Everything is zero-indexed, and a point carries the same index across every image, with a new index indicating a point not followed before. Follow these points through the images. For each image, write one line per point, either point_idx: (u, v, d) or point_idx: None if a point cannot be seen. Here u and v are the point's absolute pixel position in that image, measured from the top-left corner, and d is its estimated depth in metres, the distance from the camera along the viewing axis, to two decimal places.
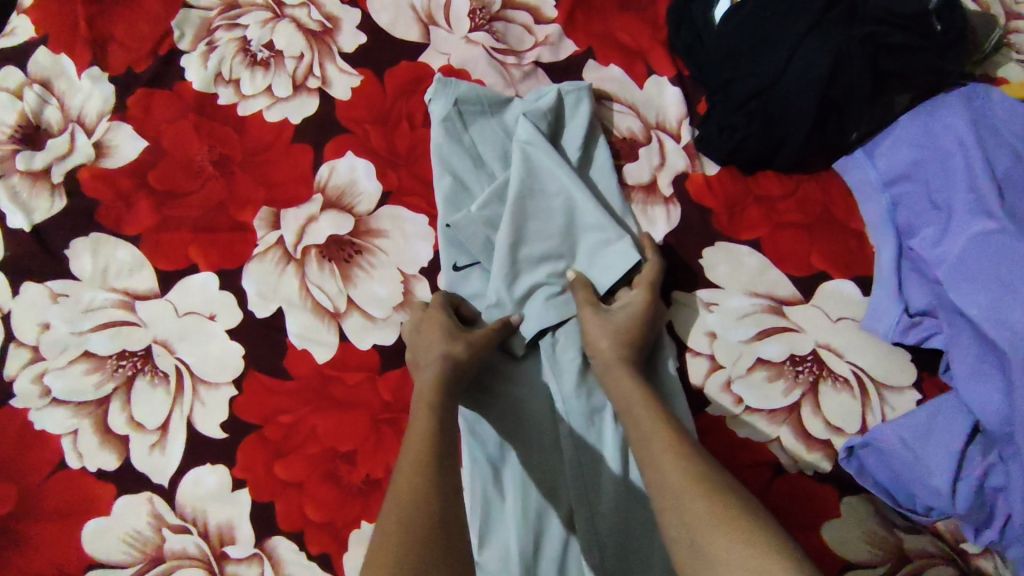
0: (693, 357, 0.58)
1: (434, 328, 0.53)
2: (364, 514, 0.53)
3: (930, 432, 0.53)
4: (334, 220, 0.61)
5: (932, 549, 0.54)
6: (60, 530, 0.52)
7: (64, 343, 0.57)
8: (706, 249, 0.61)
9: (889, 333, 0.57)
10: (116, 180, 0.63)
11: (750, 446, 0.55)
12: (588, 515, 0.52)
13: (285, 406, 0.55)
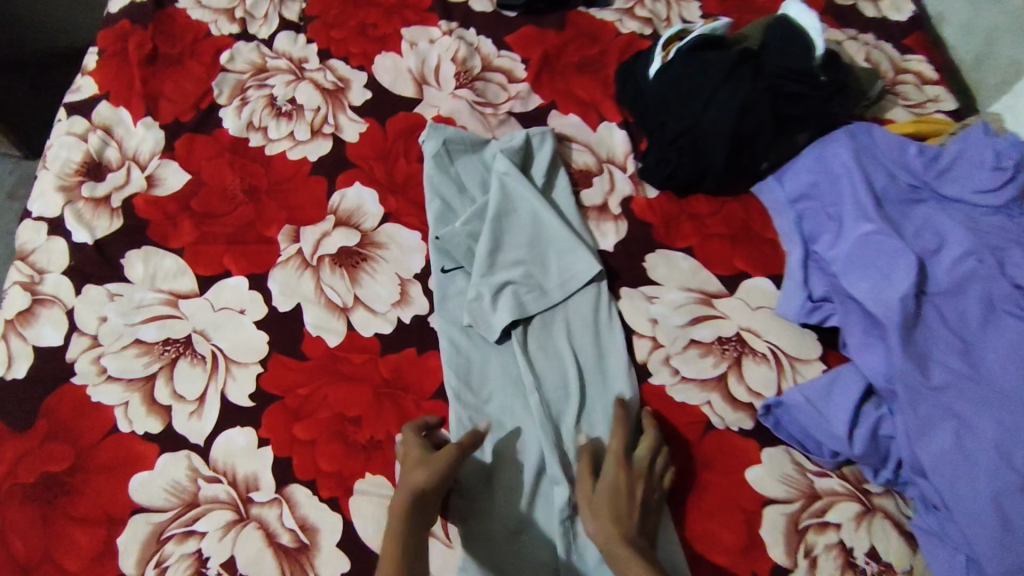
0: (639, 339, 0.70)
1: (413, 464, 0.58)
2: (366, 468, 0.63)
3: (831, 393, 0.65)
4: (344, 235, 0.75)
5: (839, 488, 0.64)
6: (111, 482, 0.62)
7: (119, 332, 0.69)
8: (648, 254, 0.75)
9: (797, 315, 0.70)
10: (164, 204, 0.76)
11: (687, 408, 0.67)
12: (543, 496, 0.62)
13: (303, 380, 0.67)
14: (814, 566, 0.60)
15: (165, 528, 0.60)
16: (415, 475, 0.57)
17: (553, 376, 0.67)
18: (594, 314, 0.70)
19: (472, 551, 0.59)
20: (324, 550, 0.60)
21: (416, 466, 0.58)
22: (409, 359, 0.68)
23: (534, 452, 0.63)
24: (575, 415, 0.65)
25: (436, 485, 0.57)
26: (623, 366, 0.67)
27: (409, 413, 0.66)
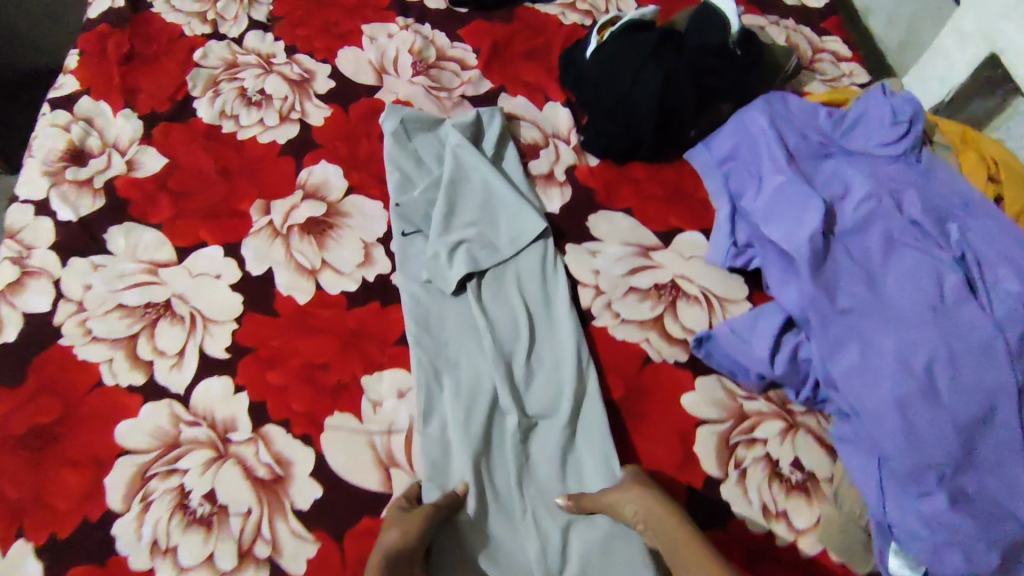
0: (583, 288, 0.77)
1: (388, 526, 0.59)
2: (335, 407, 0.69)
3: (756, 324, 0.72)
4: (311, 206, 0.81)
5: (766, 408, 0.71)
6: (97, 428, 0.67)
7: (103, 298, 0.74)
8: (590, 215, 0.82)
9: (724, 260, 0.78)
10: (144, 185, 0.83)
11: (628, 345, 0.74)
12: (498, 428, 0.68)
13: (275, 333, 0.73)
14: (744, 476, 0.67)
15: (148, 468, 0.65)
16: (389, 535, 0.57)
17: (507, 321, 0.74)
18: (541, 267, 0.77)
19: (433, 473, 0.65)
20: (297, 479, 0.65)
21: (391, 527, 0.58)
22: (374, 312, 0.75)
23: (488, 386, 0.69)
24: (524, 353, 0.72)
25: (411, 545, 0.57)
26: (566, 306, 0.74)
27: (373, 358, 0.72)
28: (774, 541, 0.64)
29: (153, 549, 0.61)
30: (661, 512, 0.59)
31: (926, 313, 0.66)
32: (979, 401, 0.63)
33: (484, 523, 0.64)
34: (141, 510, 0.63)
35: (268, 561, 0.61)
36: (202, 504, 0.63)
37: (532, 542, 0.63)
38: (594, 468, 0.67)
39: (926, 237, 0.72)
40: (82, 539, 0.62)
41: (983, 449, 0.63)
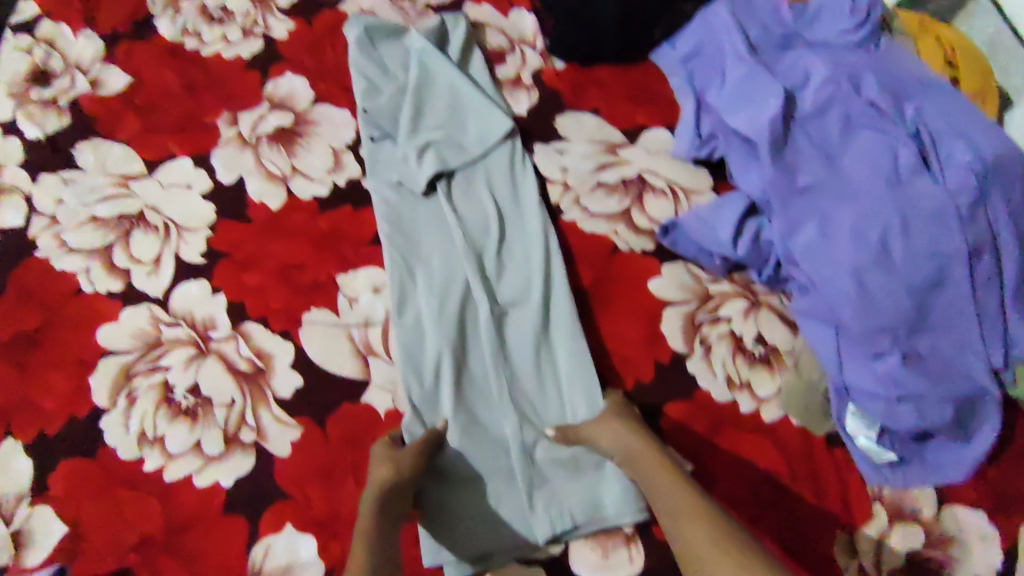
0: (551, 184, 0.79)
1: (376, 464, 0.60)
2: (312, 303, 0.70)
3: (721, 209, 0.74)
4: (279, 117, 0.81)
5: (731, 290, 0.73)
6: (79, 332, 0.69)
7: (75, 211, 0.75)
8: (557, 116, 0.83)
9: (688, 152, 0.80)
10: (109, 102, 0.82)
11: (596, 237, 0.76)
12: (471, 318, 0.69)
13: (249, 238, 0.74)
14: (708, 352, 0.69)
15: (132, 367, 0.67)
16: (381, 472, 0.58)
17: (477, 219, 0.74)
18: (510, 165, 0.78)
19: (409, 360, 0.67)
20: (278, 371, 0.67)
21: (384, 462, 0.59)
22: (346, 215, 0.76)
23: (461, 279, 0.70)
24: (495, 248, 0.73)
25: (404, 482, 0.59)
26: (535, 202, 0.76)
27: (347, 258, 0.73)
28: (738, 409, 0.67)
29: (141, 440, 0.63)
30: (638, 449, 0.60)
31: (882, 187, 0.68)
32: (930, 266, 0.66)
33: (464, 401, 0.66)
34: (127, 405, 0.65)
35: (253, 446, 0.63)
36: (186, 397, 0.65)
37: (510, 422, 0.65)
38: (566, 353, 0.69)
39: (883, 117, 0.73)
40: (70, 434, 0.64)
41: (932, 314, 0.66)
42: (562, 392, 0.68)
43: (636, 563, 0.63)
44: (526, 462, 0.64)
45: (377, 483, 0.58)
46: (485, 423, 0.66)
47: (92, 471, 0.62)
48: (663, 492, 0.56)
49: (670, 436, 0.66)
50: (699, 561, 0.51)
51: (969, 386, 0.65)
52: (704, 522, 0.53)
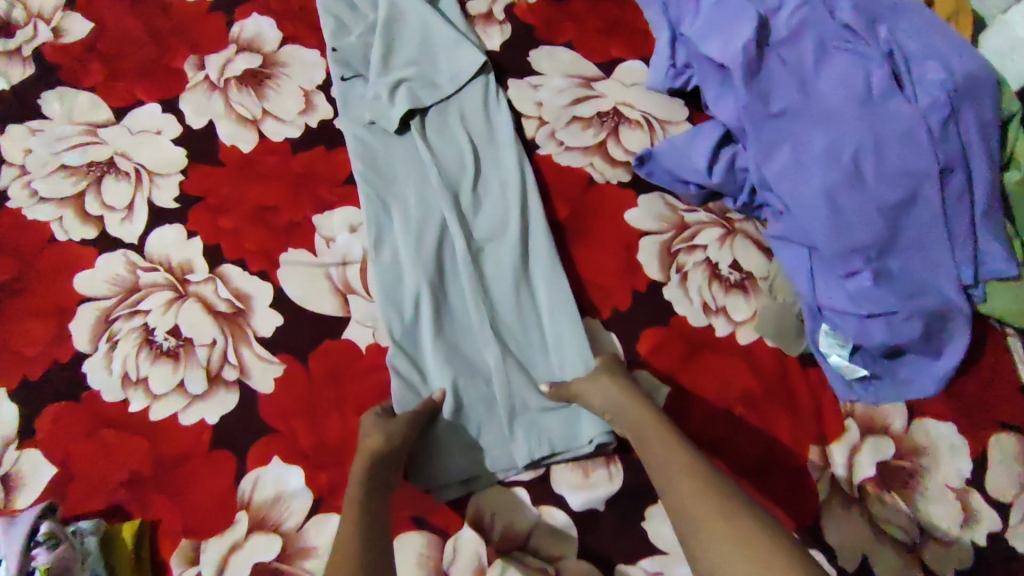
0: (526, 120, 0.78)
1: (368, 434, 0.58)
2: (289, 244, 0.70)
3: (696, 138, 0.74)
4: (247, 59, 0.80)
5: (706, 219, 0.74)
6: (56, 280, 0.68)
7: (44, 161, 0.74)
8: (531, 51, 0.82)
9: (663, 83, 0.79)
10: (71, 50, 0.80)
11: (572, 170, 0.75)
12: (448, 253, 0.69)
13: (222, 182, 0.73)
14: (684, 279, 0.70)
15: (111, 312, 0.67)
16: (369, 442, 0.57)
17: (452, 156, 0.73)
18: (483, 101, 0.77)
19: (386, 295, 0.66)
20: (257, 311, 0.67)
21: (372, 433, 0.58)
22: (319, 156, 0.75)
23: (437, 216, 0.70)
24: (470, 183, 0.72)
25: (394, 450, 0.57)
26: (510, 137, 0.75)
27: (322, 198, 0.73)
28: (714, 333, 0.69)
29: (124, 382, 0.64)
30: (630, 405, 0.58)
31: (855, 108, 0.68)
32: (902, 185, 0.66)
33: (442, 333, 0.65)
34: (108, 349, 0.65)
35: (236, 383, 0.64)
36: (167, 339, 0.65)
37: (491, 352, 0.64)
38: (545, 284, 0.68)
39: (857, 38, 0.73)
40: (53, 380, 0.64)
41: (904, 232, 0.66)
42: (543, 325, 0.67)
43: (617, 482, 0.62)
44: (507, 391, 0.63)
45: (369, 450, 0.56)
46: (465, 357, 0.65)
47: (77, 413, 0.63)
48: (659, 454, 0.55)
49: (648, 359, 0.67)
50: (694, 522, 0.49)
51: (939, 302, 0.66)
52: (698, 481, 0.51)
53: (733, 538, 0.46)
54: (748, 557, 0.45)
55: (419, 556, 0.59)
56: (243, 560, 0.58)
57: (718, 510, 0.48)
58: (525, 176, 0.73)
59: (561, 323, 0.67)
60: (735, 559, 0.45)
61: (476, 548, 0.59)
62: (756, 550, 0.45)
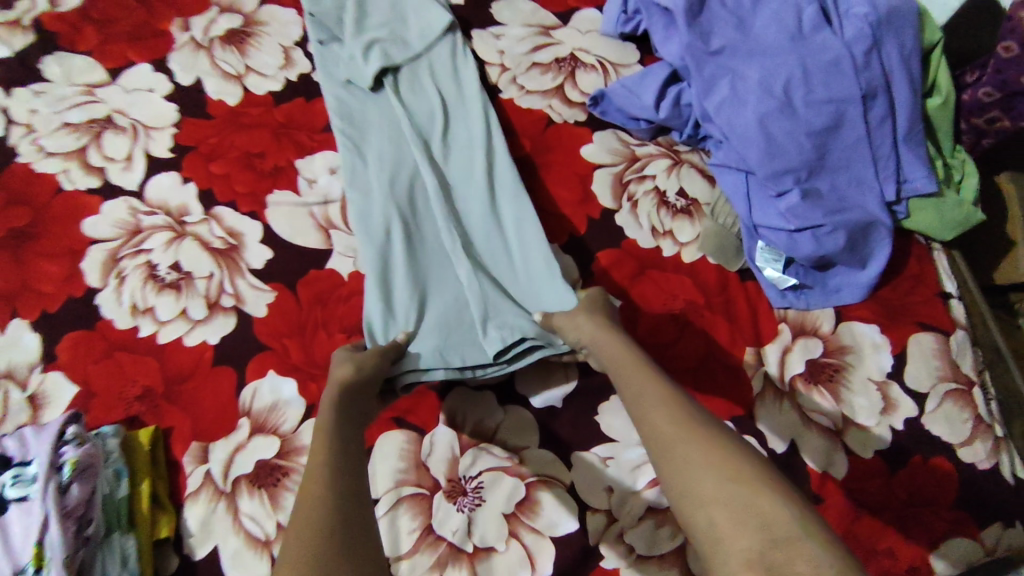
0: (489, 67, 0.84)
1: (339, 363, 0.63)
2: (275, 186, 0.77)
3: (645, 78, 0.81)
4: (229, 20, 0.86)
5: (656, 151, 0.81)
6: (66, 225, 0.76)
7: (48, 119, 0.80)
8: (493, 4, 0.88)
9: (614, 29, 0.86)
10: (67, 18, 0.86)
11: (532, 111, 0.82)
12: (420, 193, 0.75)
13: (212, 133, 0.80)
14: (634, 206, 0.78)
15: (118, 251, 0.74)
16: (341, 370, 0.62)
17: (423, 107, 0.80)
18: (451, 57, 0.83)
19: (361, 229, 0.72)
20: (250, 247, 0.75)
21: (346, 362, 0.63)
22: (300, 107, 0.82)
23: (409, 160, 0.76)
24: (440, 133, 0.78)
25: (366, 376, 0.62)
26: (476, 89, 0.81)
27: (303, 145, 0.80)
28: (662, 254, 0.76)
29: (133, 311, 0.72)
30: (606, 341, 0.63)
31: (786, 42, 0.74)
32: (828, 111, 0.73)
33: (416, 261, 0.72)
34: (117, 283, 0.73)
35: (233, 309, 0.72)
36: (169, 273, 0.73)
37: (463, 269, 0.71)
38: (512, 214, 0.75)
39: None
40: (69, 312, 0.72)
41: (831, 154, 0.73)
42: (511, 251, 0.74)
43: (572, 381, 0.71)
44: (480, 301, 0.69)
45: (340, 378, 0.61)
46: (438, 282, 0.72)
47: (93, 340, 0.71)
48: (639, 383, 0.58)
49: (601, 277, 0.75)
50: (666, 447, 0.52)
51: (864, 215, 0.73)
52: (676, 406, 0.54)
53: (709, 454, 0.49)
54: (723, 473, 0.48)
55: (400, 449, 0.67)
56: (245, 459, 0.67)
57: (694, 431, 0.51)
58: (492, 124, 0.79)
59: (527, 242, 0.73)
60: (712, 472, 0.48)
61: (450, 441, 0.68)
62: (729, 464, 0.49)
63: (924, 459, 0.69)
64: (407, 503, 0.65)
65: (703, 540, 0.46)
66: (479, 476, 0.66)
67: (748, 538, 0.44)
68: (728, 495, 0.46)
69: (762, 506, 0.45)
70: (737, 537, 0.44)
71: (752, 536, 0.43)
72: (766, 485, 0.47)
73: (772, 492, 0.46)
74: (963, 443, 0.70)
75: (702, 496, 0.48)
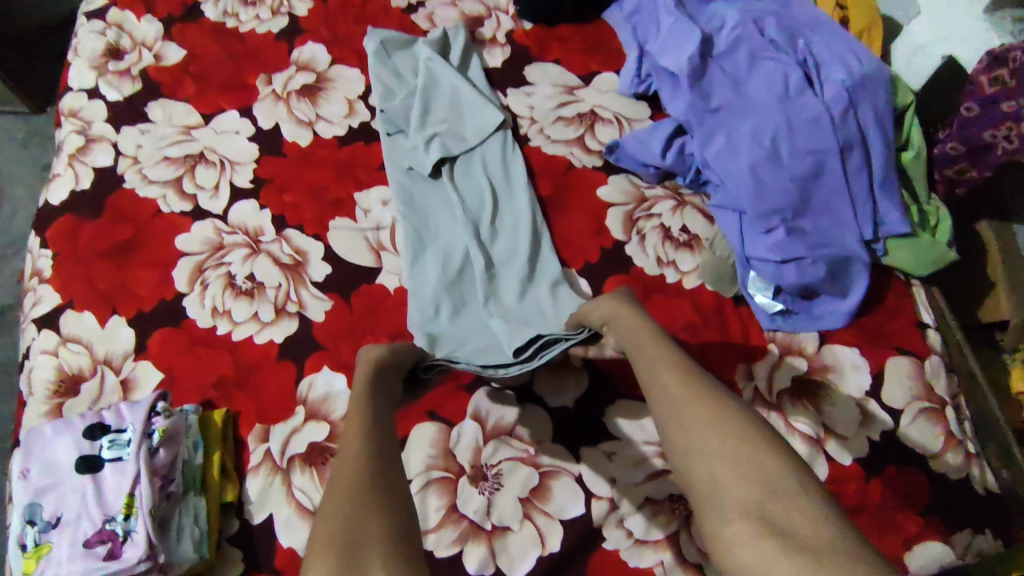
0: (521, 120, 0.99)
1: (370, 350, 0.73)
2: (336, 214, 0.91)
3: (654, 130, 0.93)
4: (304, 76, 1.02)
5: (663, 193, 0.93)
6: (162, 240, 0.90)
7: (152, 153, 0.96)
8: (526, 67, 1.03)
9: (629, 88, 1.00)
10: (169, 70, 1.03)
11: (556, 158, 0.96)
12: (467, 270, 0.88)
13: (286, 169, 0.95)
14: (643, 239, 0.89)
15: (204, 263, 0.88)
16: (373, 350, 0.72)
17: (476, 196, 0.92)
18: (502, 151, 0.95)
19: (416, 289, 0.86)
20: (313, 263, 0.88)
21: (377, 347, 0.73)
22: (360, 149, 0.97)
23: (460, 245, 0.89)
24: (489, 218, 0.91)
25: (396, 359, 0.72)
26: (524, 180, 0.92)
27: (362, 180, 0.94)
28: (665, 280, 0.87)
29: (214, 313, 0.85)
30: (627, 319, 0.71)
31: (774, 103, 0.88)
32: (810, 160, 0.85)
33: (461, 336, 0.84)
34: (201, 289, 0.86)
35: (297, 314, 0.85)
36: (245, 282, 0.86)
37: (499, 325, 0.83)
38: (548, 291, 0.86)
39: (781, 49, 0.93)
40: (159, 311, 0.85)
41: (815, 198, 0.85)
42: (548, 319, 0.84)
43: (584, 386, 0.80)
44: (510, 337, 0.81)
45: (372, 360, 0.70)
46: (477, 338, 0.84)
47: (179, 336, 0.84)
48: (655, 357, 0.64)
49: None
50: (676, 407, 0.58)
51: (843, 250, 0.83)
52: (687, 376, 0.60)
53: (716, 418, 0.55)
54: (728, 434, 0.54)
55: (432, 438, 0.77)
56: (300, 440, 0.78)
57: (704, 398, 0.57)
58: (537, 213, 0.90)
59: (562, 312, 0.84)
60: (718, 434, 0.54)
61: (475, 434, 0.77)
62: (732, 423, 0.55)
63: (897, 468, 0.76)
64: (436, 485, 0.74)
65: (706, 491, 0.52)
66: (499, 464, 0.76)
67: (749, 490, 0.50)
68: (731, 452, 0.52)
69: (763, 463, 0.51)
70: (738, 489, 0.50)
71: (752, 488, 0.50)
72: (767, 446, 0.53)
73: (773, 452, 0.52)
74: (935, 455, 0.77)
75: (707, 454, 0.54)
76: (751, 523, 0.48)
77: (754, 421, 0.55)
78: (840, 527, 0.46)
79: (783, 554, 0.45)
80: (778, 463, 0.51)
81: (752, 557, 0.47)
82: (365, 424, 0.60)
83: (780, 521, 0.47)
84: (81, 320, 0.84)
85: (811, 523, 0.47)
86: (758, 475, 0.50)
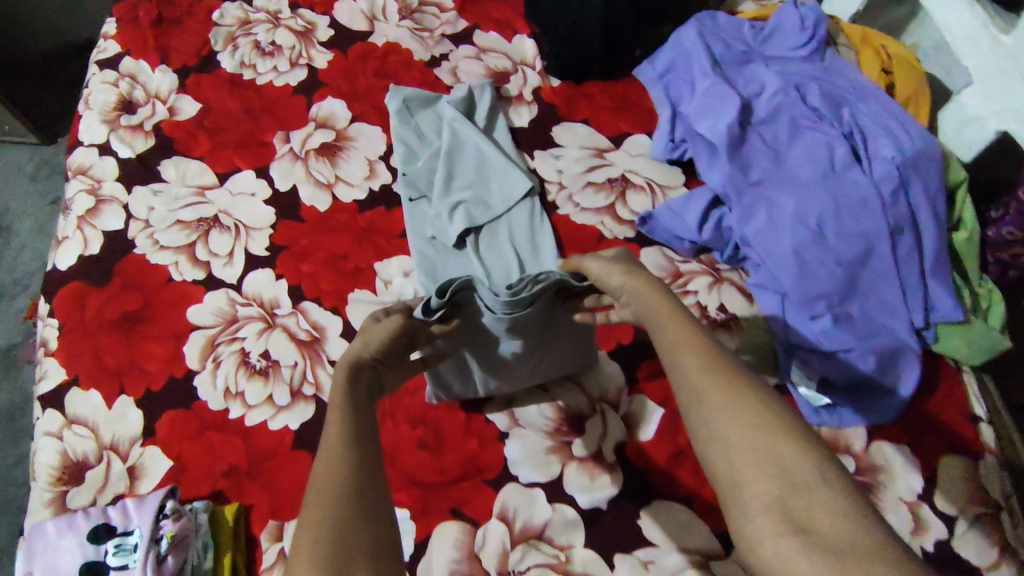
0: (549, 185, 0.94)
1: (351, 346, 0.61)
2: (355, 286, 0.87)
3: (689, 199, 0.89)
4: (323, 133, 0.98)
5: (698, 267, 0.88)
6: (172, 312, 0.86)
7: (164, 216, 0.92)
8: (554, 127, 0.99)
9: (662, 153, 0.96)
10: (183, 126, 0.99)
11: (586, 227, 0.91)
12: None
13: (303, 235, 0.91)
14: None
15: (216, 338, 0.84)
16: (356, 347, 0.60)
17: (503, 269, 0.87)
18: (529, 220, 0.90)
19: None
20: (331, 339, 0.84)
21: (358, 339, 0.62)
22: (380, 214, 0.93)
23: None
24: None
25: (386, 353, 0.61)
26: (554, 255, 0.87)
27: (382, 248, 0.90)
28: None
29: (226, 394, 0.81)
30: (638, 281, 0.61)
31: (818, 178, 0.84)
32: (858, 243, 0.80)
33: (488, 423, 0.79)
34: (214, 367, 0.82)
35: (313, 397, 0.81)
36: (259, 360, 0.82)
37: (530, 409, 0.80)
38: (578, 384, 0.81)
39: (823, 119, 0.89)
40: (169, 391, 0.81)
41: (863, 283, 0.81)
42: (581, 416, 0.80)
43: (617, 485, 0.76)
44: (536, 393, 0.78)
45: (353, 357, 0.59)
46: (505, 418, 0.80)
47: (189, 419, 0.79)
48: (667, 326, 0.55)
49: (643, 385, 0.82)
50: (688, 386, 0.51)
51: (893, 340, 0.79)
52: (701, 346, 0.52)
53: (733, 400, 0.48)
54: (746, 419, 0.47)
55: (456, 540, 0.72)
56: None
57: (721, 375, 0.50)
58: None
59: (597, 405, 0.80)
60: (737, 417, 0.48)
61: (501, 537, 0.73)
62: (751, 406, 0.48)
63: None
64: None
65: (722, 480, 0.47)
66: (528, 571, 0.71)
67: (769, 482, 0.44)
68: (749, 440, 0.46)
69: (782, 454, 0.45)
70: (756, 483, 0.44)
71: (771, 482, 0.44)
72: (789, 431, 0.46)
73: (797, 441, 0.46)
74: (992, 567, 0.72)
75: (722, 440, 0.47)
76: (771, 521, 0.43)
77: (776, 403, 0.48)
78: (868, 523, 0.41)
79: (806, 557, 0.40)
80: (798, 456, 0.45)
81: (774, 557, 0.42)
82: (345, 416, 0.51)
83: (802, 517, 0.42)
84: (86, 399, 0.80)
85: (838, 521, 0.42)
86: (780, 468, 0.44)
